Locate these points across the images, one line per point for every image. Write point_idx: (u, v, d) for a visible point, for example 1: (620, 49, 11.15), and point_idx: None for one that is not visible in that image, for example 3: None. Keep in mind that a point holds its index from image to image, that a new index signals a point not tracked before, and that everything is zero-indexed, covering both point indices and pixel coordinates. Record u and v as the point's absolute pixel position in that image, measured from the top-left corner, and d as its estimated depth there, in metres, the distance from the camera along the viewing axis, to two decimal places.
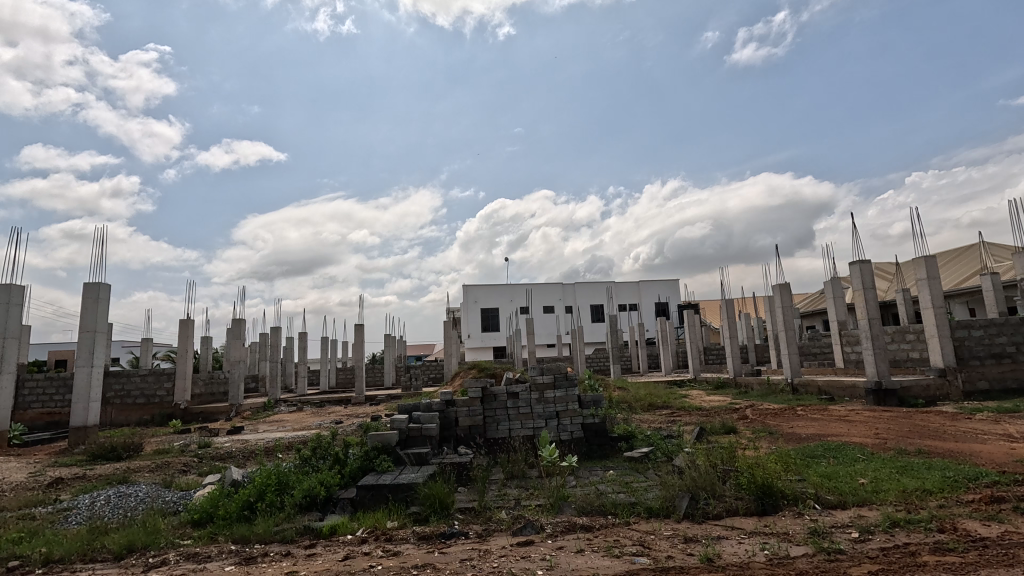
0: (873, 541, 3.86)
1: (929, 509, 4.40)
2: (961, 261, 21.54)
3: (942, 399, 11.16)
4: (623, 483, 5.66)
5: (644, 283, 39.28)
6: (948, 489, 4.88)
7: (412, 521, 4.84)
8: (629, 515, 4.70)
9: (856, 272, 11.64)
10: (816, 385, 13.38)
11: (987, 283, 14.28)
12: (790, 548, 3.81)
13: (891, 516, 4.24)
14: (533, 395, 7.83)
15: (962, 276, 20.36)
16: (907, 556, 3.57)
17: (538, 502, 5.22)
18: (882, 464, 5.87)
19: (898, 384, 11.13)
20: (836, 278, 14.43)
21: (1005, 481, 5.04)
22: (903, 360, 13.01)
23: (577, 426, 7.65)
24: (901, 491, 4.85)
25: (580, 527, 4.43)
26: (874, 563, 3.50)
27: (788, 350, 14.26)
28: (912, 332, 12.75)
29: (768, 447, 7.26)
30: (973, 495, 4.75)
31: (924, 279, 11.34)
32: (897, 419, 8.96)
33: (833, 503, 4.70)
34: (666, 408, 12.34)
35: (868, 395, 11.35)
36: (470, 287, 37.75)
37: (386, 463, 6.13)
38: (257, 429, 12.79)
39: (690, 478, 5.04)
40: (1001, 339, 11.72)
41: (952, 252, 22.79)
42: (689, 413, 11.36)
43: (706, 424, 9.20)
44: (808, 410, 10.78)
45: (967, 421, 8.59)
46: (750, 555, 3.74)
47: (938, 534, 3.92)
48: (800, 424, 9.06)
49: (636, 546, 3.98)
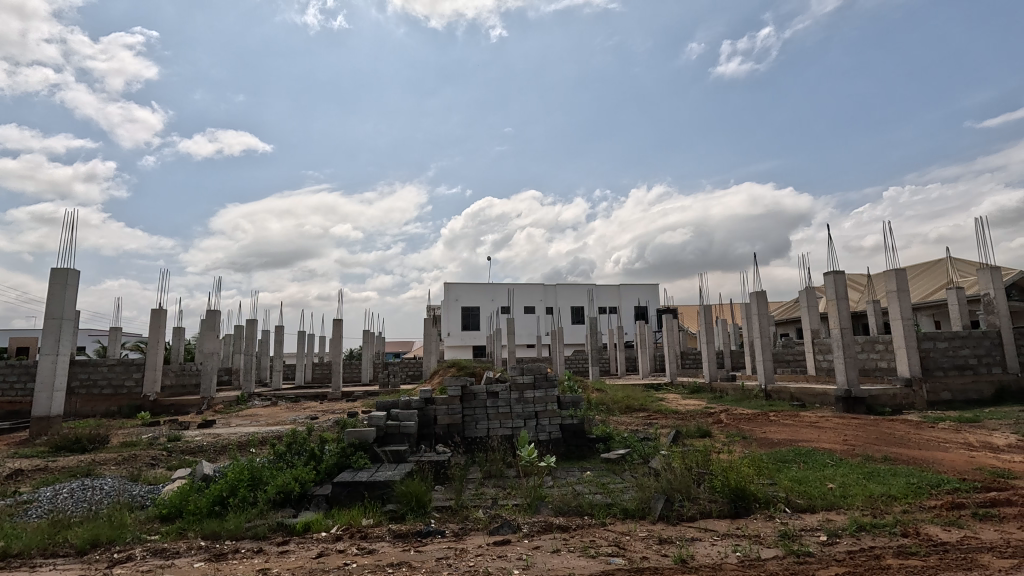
0: (840, 544, 3.98)
1: (894, 514, 4.55)
2: (928, 275, 22.32)
3: (908, 408, 11.47)
4: (600, 484, 5.72)
5: (624, 287, 39.72)
6: (912, 495, 5.04)
7: (389, 519, 4.80)
8: (605, 516, 4.75)
9: (829, 282, 11.98)
10: (788, 391, 13.67)
11: (953, 297, 14.74)
12: (761, 551, 3.90)
13: (858, 520, 4.36)
14: (513, 394, 7.81)
15: (929, 290, 21.07)
16: (872, 560, 3.68)
17: (515, 501, 5.23)
18: (849, 470, 6.06)
19: (866, 393, 11.45)
20: (810, 287, 14.76)
21: (965, 487, 5.24)
22: (872, 369, 13.39)
23: (555, 427, 7.69)
24: (868, 496, 5.01)
25: (557, 527, 4.45)
26: (840, 566, 3.60)
27: (763, 357, 14.51)
28: (881, 342, 13.13)
29: (741, 451, 7.42)
30: (935, 501, 4.92)
31: (893, 291, 11.68)
32: (865, 427, 9.19)
33: (803, 506, 4.82)
34: (642, 410, 12.49)
35: (837, 402, 11.65)
36: (451, 284, 37.67)
37: (363, 460, 6.05)
38: (229, 423, 12.53)
39: (665, 480, 5.11)
40: (963, 351, 12.21)
41: (921, 265, 23.61)
42: (664, 415, 11.56)
43: (682, 427, 9.34)
44: (781, 416, 11.02)
45: (931, 429, 8.87)
46: (723, 556, 3.82)
47: (901, 538, 4.04)
48: (773, 429, 9.30)
49: (612, 546, 4.02)
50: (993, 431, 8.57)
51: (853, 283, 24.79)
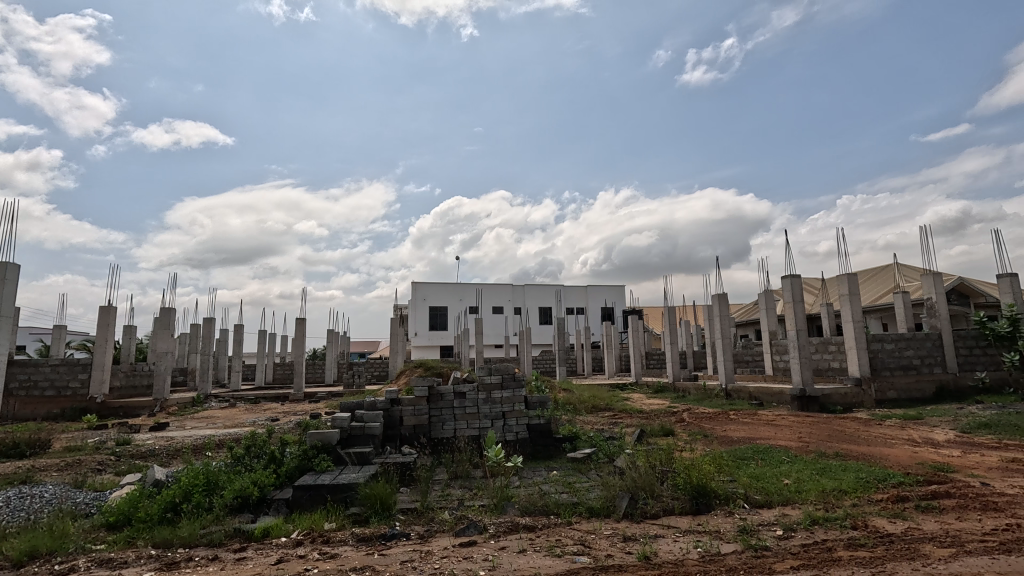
0: (794, 538, 4.13)
1: (844, 508, 4.75)
2: (877, 280, 23.49)
3: (857, 406, 12.03)
4: (565, 483, 5.76)
5: (591, 288, 40.21)
6: (861, 489, 5.29)
7: (352, 522, 4.70)
8: (571, 515, 4.78)
9: (786, 285, 12.43)
10: (747, 391, 14.13)
11: (898, 301, 15.56)
12: (720, 546, 4.01)
13: (812, 514, 4.53)
14: (480, 395, 7.77)
15: (878, 294, 22.18)
16: (824, 552, 3.84)
17: (481, 502, 5.21)
18: (804, 466, 6.30)
19: (819, 392, 11.95)
20: (769, 290, 15.29)
21: (909, 481, 5.53)
22: (825, 369, 13.98)
23: (522, 427, 7.71)
24: (820, 491, 5.22)
25: (523, 527, 4.46)
26: (795, 558, 3.74)
27: (723, 357, 14.95)
28: (833, 343, 13.73)
29: (703, 449, 7.61)
30: (882, 494, 5.17)
31: (845, 295, 12.23)
32: (819, 424, 9.58)
33: (761, 502, 4.98)
34: (608, 410, 12.67)
35: (793, 401, 12.12)
36: (419, 284, 37.29)
37: (325, 462, 5.90)
38: (183, 425, 12.02)
39: (630, 478, 5.20)
40: (908, 352, 12.89)
41: (870, 270, 24.82)
42: (629, 415, 11.75)
43: (646, 426, 9.52)
44: (740, 415, 11.38)
45: (878, 426, 9.33)
46: (685, 552, 3.90)
47: (851, 530, 4.23)
48: (732, 427, 9.59)
49: (578, 545, 4.05)
50: (933, 427, 9.09)
51: (809, 286, 25.85)
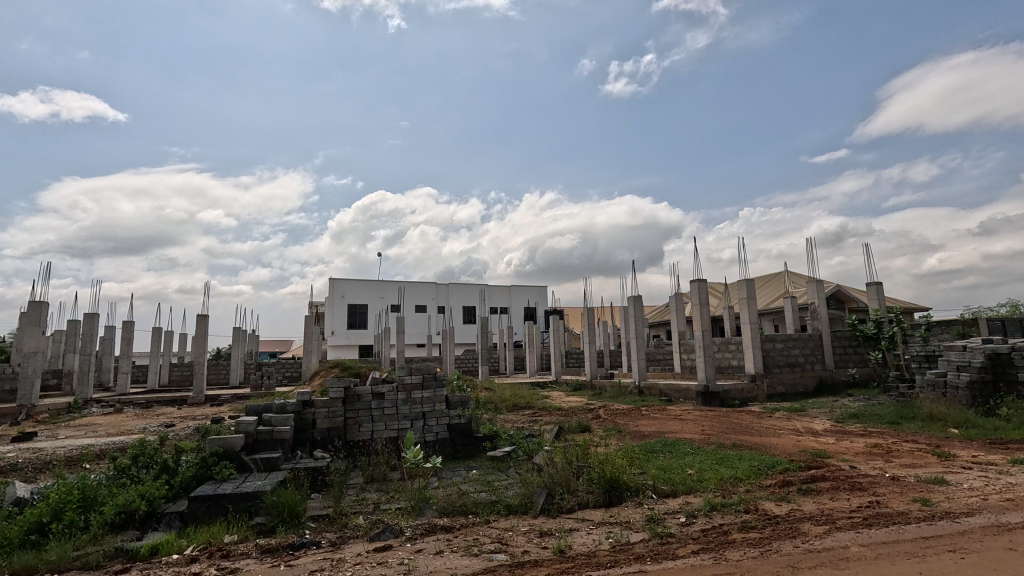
0: (695, 524, 4.44)
1: (739, 494, 5.19)
2: (770, 285, 25.91)
3: (752, 401, 13.18)
4: (484, 482, 5.78)
5: (514, 288, 40.72)
6: (753, 476, 5.79)
7: (255, 534, 4.40)
8: (489, 513, 4.81)
9: (694, 289, 13.33)
10: (658, 388, 14.98)
11: (788, 305, 17.25)
12: (630, 535, 4.21)
13: (711, 501, 4.90)
14: (399, 395, 7.58)
15: (771, 298, 24.46)
16: (721, 535, 4.16)
17: (397, 505, 5.08)
18: (706, 457, 6.78)
19: (720, 388, 12.95)
20: (679, 293, 16.33)
21: (793, 467, 6.14)
22: (726, 367, 15.17)
23: (443, 427, 7.63)
24: (719, 479, 5.65)
25: (441, 528, 4.41)
26: (695, 543, 4.02)
27: (637, 356, 15.73)
28: (733, 343, 14.94)
29: (616, 444, 7.96)
30: (770, 480, 5.70)
31: (744, 298, 13.35)
32: (719, 418, 10.37)
33: (667, 492, 5.29)
34: (528, 408, 12.89)
35: (698, 397, 13.03)
36: (337, 280, 35.74)
37: (227, 470, 5.47)
38: (56, 435, 10.62)
39: (547, 475, 5.32)
40: (795, 351, 14.33)
41: (765, 277, 27.31)
42: (548, 413, 12.03)
43: (564, 423, 9.80)
44: (651, 410, 12.05)
45: (769, 419, 10.29)
46: (597, 544, 4.06)
47: (744, 514, 4.63)
48: (644, 422, 10.13)
49: (495, 543, 4.08)
50: (813, 418, 10.19)
51: (713, 290, 27.95)
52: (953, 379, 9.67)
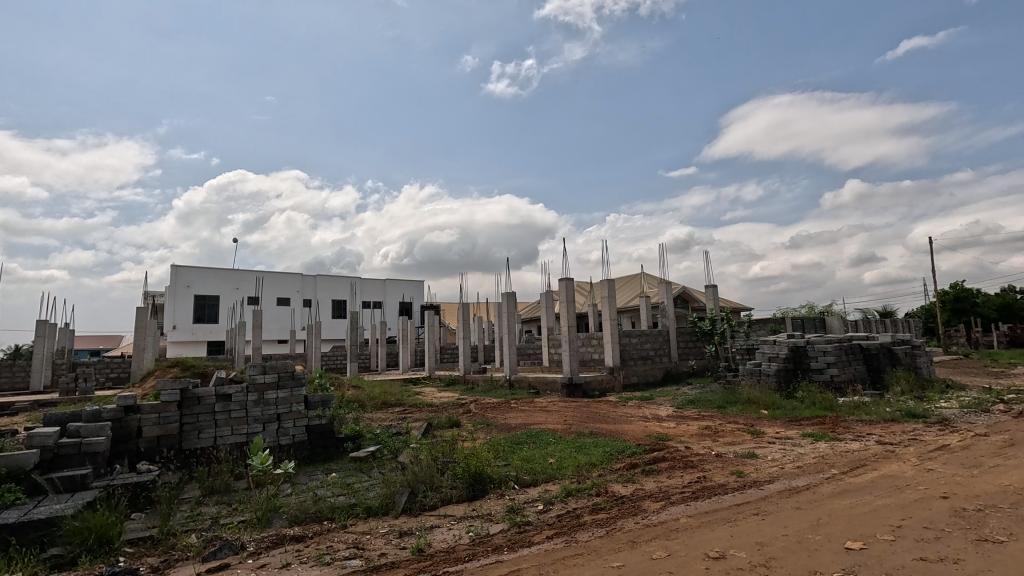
0: (552, 510, 4.68)
1: (592, 478, 5.58)
2: (629, 286, 28.44)
3: (609, 391, 14.34)
4: (344, 485, 5.49)
5: (389, 282, 39.46)
6: (605, 461, 6.28)
7: (49, 569, 3.66)
8: (346, 518, 4.56)
9: (562, 287, 14.09)
10: (527, 381, 15.58)
11: (642, 304, 19.07)
12: (490, 527, 4.30)
13: (567, 487, 5.20)
14: (250, 396, 6.86)
15: (629, 297, 26.84)
16: (574, 519, 4.43)
17: (240, 518, 4.59)
18: (565, 445, 7.20)
19: (583, 380, 13.87)
20: (549, 291, 17.14)
21: (639, 451, 6.78)
22: (589, 361, 16.30)
23: (300, 429, 7.09)
24: (576, 466, 6.02)
25: (290, 539, 4.08)
26: (550, 528, 4.23)
27: (509, 351, 16.19)
28: (595, 338, 16.10)
29: (483, 438, 8.09)
30: (620, 464, 6.23)
31: (605, 297, 14.44)
32: (580, 408, 11.10)
33: (528, 482, 5.50)
34: (398, 405, 12.56)
35: (562, 388, 13.82)
36: (181, 268, 31.50)
37: (13, 495, 4.48)
38: None
39: (411, 473, 5.22)
40: (647, 345, 15.91)
41: (625, 278, 29.90)
42: (419, 409, 11.85)
43: (433, 419, 9.72)
44: (519, 403, 12.50)
45: (622, 407, 11.25)
46: (457, 538, 4.07)
47: (595, 497, 4.99)
48: (512, 415, 10.45)
49: (350, 549, 3.88)
50: (659, 405, 11.38)
51: (581, 289, 29.86)
52: (766, 368, 11.48)
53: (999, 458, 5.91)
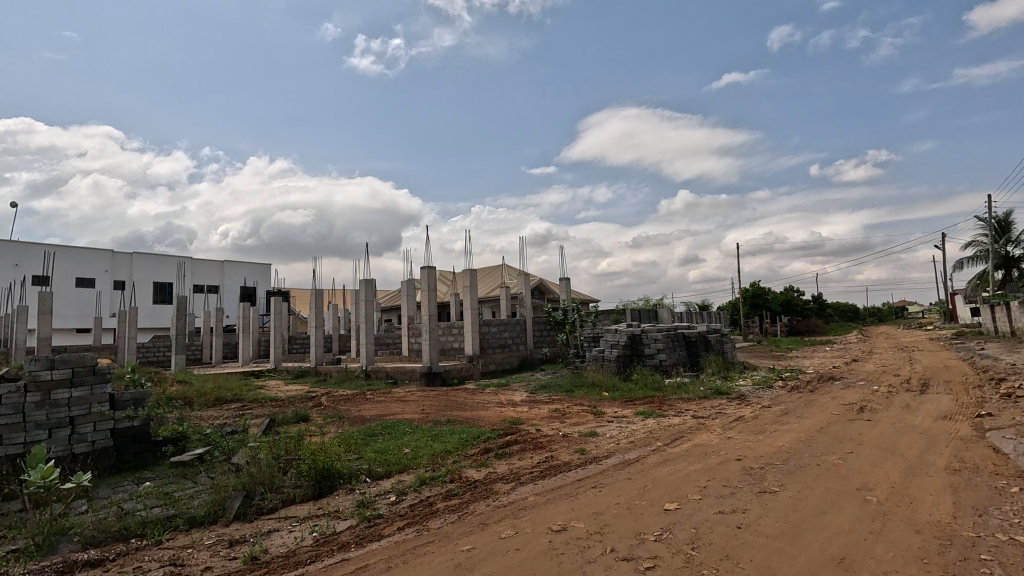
0: (404, 501, 4.59)
1: (446, 466, 5.61)
2: (490, 277, 29.20)
3: (468, 379, 14.59)
4: (160, 494, 4.75)
5: (228, 264, 35.16)
6: (461, 448, 6.37)
7: None
8: (162, 532, 3.96)
9: (424, 275, 13.90)
10: (384, 370, 15.12)
11: (502, 294, 19.71)
12: (337, 525, 4.08)
13: (421, 476, 5.15)
14: (30, 397, 5.57)
15: (490, 287, 27.57)
16: (426, 507, 4.40)
17: (9, 548, 3.71)
18: (421, 435, 7.12)
19: (442, 368, 13.89)
20: (410, 279, 16.80)
21: (493, 436, 6.99)
22: (449, 349, 16.38)
23: (102, 434, 5.97)
24: (431, 455, 6.00)
25: (82, 565, 3.41)
26: (401, 519, 4.15)
27: (366, 340, 15.52)
28: (456, 327, 16.23)
29: (334, 432, 7.63)
30: (474, 449, 6.37)
31: (467, 286, 14.60)
32: (438, 397, 11.11)
33: (380, 474, 5.32)
34: (235, 401, 11.28)
35: (421, 377, 13.67)
36: None
37: None
38: None
39: (247, 474, 4.71)
40: (505, 334, 16.50)
41: (487, 268, 30.63)
42: (260, 404, 10.78)
43: (277, 414, 8.93)
44: (376, 394, 12.08)
45: (480, 394, 11.53)
46: (298, 541, 3.78)
47: (449, 484, 5.02)
48: (366, 407, 10.03)
49: (165, 567, 3.37)
50: (514, 391, 11.88)
51: (443, 278, 29.86)
52: (608, 354, 12.66)
53: (776, 424, 7.30)
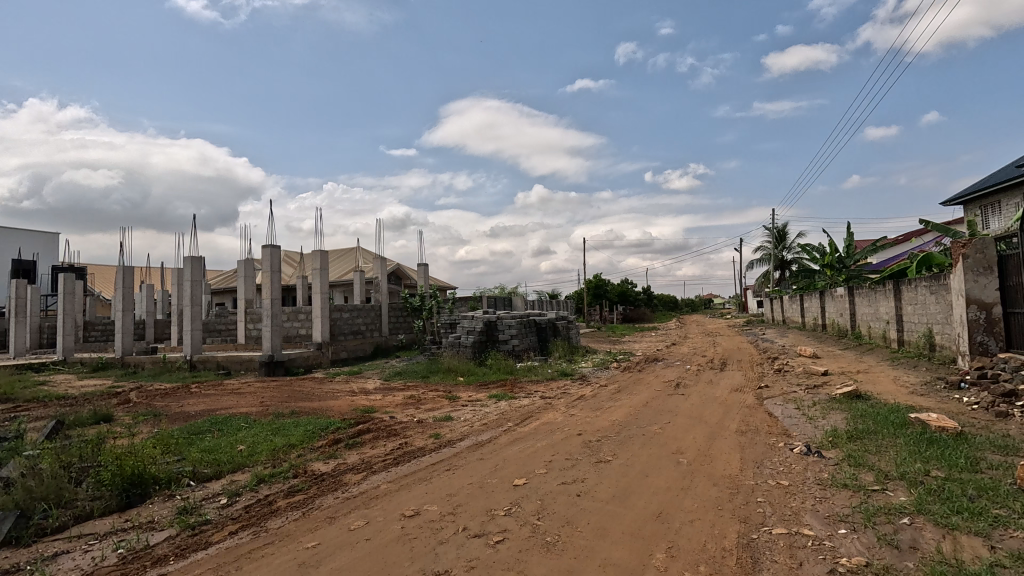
0: (237, 502, 4.14)
1: (289, 460, 5.19)
2: (343, 259, 27.60)
3: (316, 367, 13.66)
4: None
5: None
6: (306, 440, 5.93)
7: None
8: None
9: (266, 255, 12.56)
10: (214, 360, 13.39)
11: (356, 278, 18.77)
12: (150, 538, 3.52)
13: (259, 474, 4.69)
14: None
15: (342, 271, 26.06)
16: (265, 507, 4.03)
17: None
18: (260, 429, 6.46)
19: (285, 357, 12.77)
20: (249, 258, 15.07)
21: (344, 426, 6.64)
22: (294, 336, 15.12)
23: None
24: (271, 450, 5.48)
25: None
26: (234, 523, 3.74)
27: (191, 326, 13.56)
28: (303, 312, 15.03)
29: (147, 432, 6.54)
30: (322, 441, 5.99)
31: (316, 269, 13.57)
32: (281, 388, 10.21)
33: (208, 475, 4.71)
34: (3, 402, 9.03)
35: (260, 367, 12.40)
36: None
37: None
38: None
39: (21, 490, 3.81)
40: (358, 320, 15.75)
41: (339, 250, 28.88)
42: (42, 404, 8.79)
43: (68, 415, 7.38)
44: (203, 387, 10.66)
45: (329, 383, 10.87)
46: (96, 562, 3.19)
47: (292, 479, 4.65)
48: (191, 402, 8.79)
49: None
50: (367, 379, 11.45)
51: (288, 259, 27.39)
52: (464, 340, 12.83)
53: (612, 401, 8.15)
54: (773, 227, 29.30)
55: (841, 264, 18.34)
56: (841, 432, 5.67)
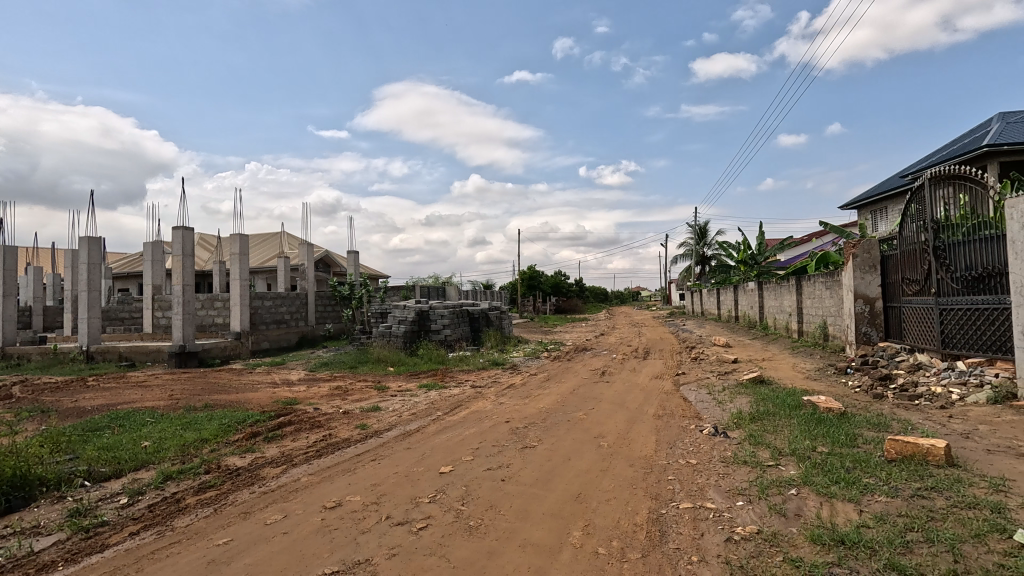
0: (140, 502, 3.86)
1: (200, 456, 4.90)
2: (266, 245, 26.11)
3: (234, 358, 12.91)
4: None
5: None
6: (221, 434, 5.62)
7: None
8: None
9: (177, 237, 11.63)
10: (116, 351, 12.24)
11: (280, 265, 17.85)
12: (35, 543, 3.22)
13: (165, 471, 4.39)
14: None
15: (266, 257, 24.66)
16: (171, 505, 3.79)
17: None
18: (167, 424, 6.02)
19: (199, 347, 11.94)
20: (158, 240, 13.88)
21: (263, 419, 6.34)
22: (208, 325, 14.14)
23: None
24: (180, 445, 5.14)
25: None
26: (136, 523, 3.50)
27: (88, 314, 12.30)
28: (219, 300, 14.10)
29: (34, 430, 5.91)
30: (238, 435, 5.69)
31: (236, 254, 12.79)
32: (193, 380, 9.56)
33: (106, 474, 4.35)
34: None
35: (170, 358, 11.50)
36: None
37: None
38: None
39: None
40: (282, 308, 15.01)
41: (262, 236, 27.27)
42: None
43: None
44: (101, 380, 9.74)
45: (248, 375, 10.32)
46: None
47: (203, 475, 4.40)
48: (86, 396, 8.00)
49: None
50: (290, 371, 10.98)
51: (204, 242, 25.48)
52: (395, 330, 12.59)
53: (540, 389, 8.36)
54: (695, 224, 31.01)
55: (753, 261, 19.78)
56: (745, 414, 6.19)
